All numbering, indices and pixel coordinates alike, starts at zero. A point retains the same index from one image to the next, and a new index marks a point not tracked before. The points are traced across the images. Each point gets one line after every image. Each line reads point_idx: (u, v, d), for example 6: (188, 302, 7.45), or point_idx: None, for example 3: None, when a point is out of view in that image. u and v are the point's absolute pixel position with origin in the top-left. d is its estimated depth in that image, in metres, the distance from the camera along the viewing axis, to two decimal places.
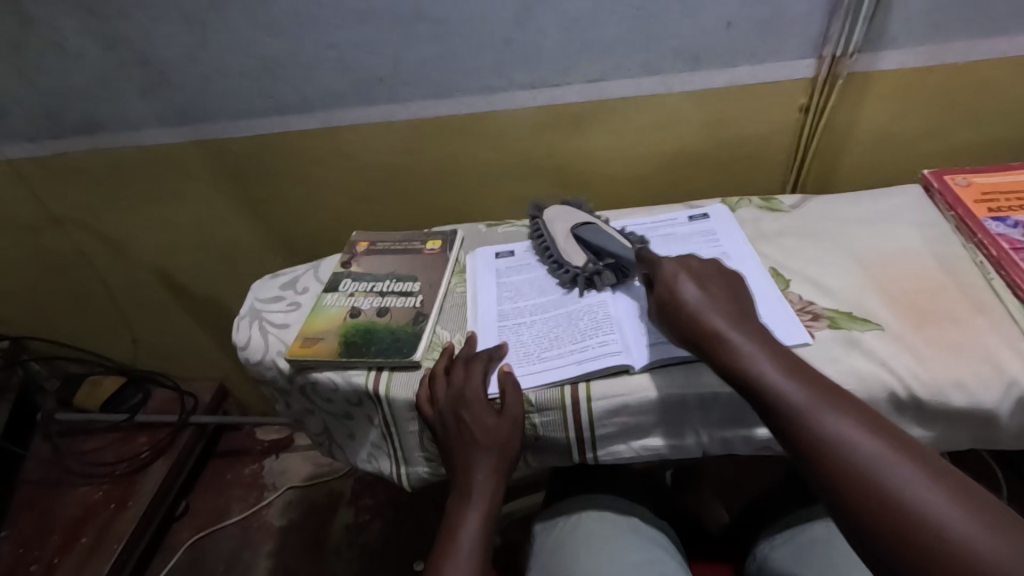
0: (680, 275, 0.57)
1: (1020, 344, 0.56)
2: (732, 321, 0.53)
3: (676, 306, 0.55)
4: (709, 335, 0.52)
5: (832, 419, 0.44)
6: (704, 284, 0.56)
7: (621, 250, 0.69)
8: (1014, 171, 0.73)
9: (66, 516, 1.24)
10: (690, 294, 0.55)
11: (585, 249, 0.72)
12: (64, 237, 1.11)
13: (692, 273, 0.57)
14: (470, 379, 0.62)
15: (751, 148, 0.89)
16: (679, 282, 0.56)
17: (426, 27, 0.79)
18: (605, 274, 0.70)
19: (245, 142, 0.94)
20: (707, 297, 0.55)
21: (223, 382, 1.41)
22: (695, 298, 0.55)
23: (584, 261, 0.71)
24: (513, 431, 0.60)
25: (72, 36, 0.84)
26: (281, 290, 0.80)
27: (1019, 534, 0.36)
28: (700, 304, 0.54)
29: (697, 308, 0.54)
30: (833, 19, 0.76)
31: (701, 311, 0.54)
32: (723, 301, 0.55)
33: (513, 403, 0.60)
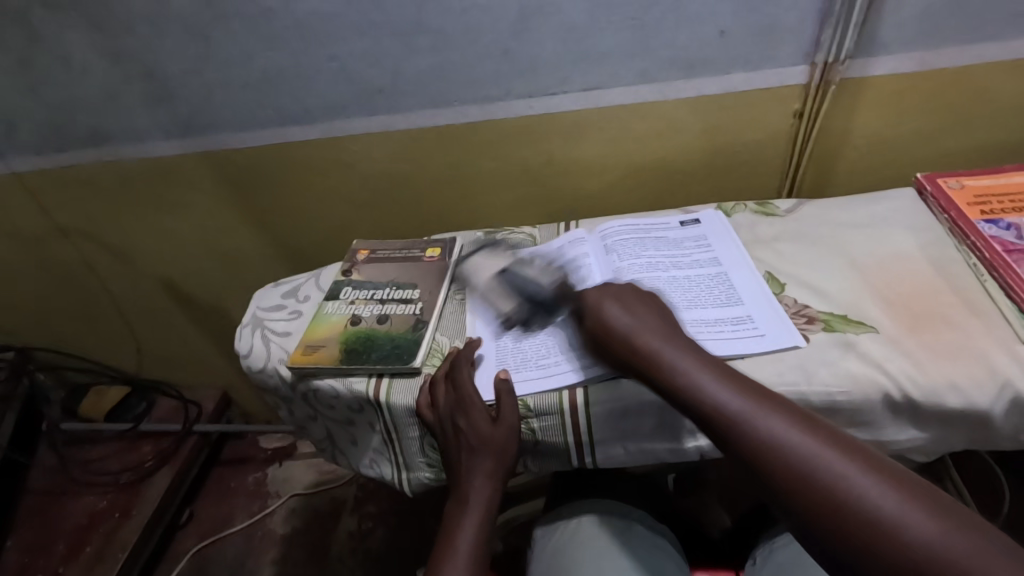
0: (606, 302, 0.58)
1: (1013, 346, 0.57)
2: (664, 339, 0.53)
3: (607, 334, 0.56)
4: (643, 357, 0.53)
5: (769, 420, 0.43)
6: (635, 308, 0.57)
7: (540, 289, 0.69)
8: (1006, 175, 0.74)
9: (71, 525, 1.25)
10: (618, 318, 0.56)
11: (509, 294, 0.72)
12: (69, 248, 1.13)
13: (620, 297, 0.58)
14: (467, 384, 0.62)
15: (747, 154, 0.90)
16: (606, 309, 0.57)
17: (425, 39, 0.81)
18: (535, 319, 0.69)
19: (247, 153, 0.95)
20: (637, 319, 0.55)
21: (226, 390, 1.42)
22: (623, 324, 0.55)
23: (511, 307, 0.71)
24: (509, 438, 0.61)
25: (78, 51, 0.86)
26: (283, 298, 0.81)
27: (960, 521, 0.36)
28: (630, 328, 0.55)
29: (627, 333, 0.55)
30: (824, 26, 0.77)
31: (631, 334, 0.54)
32: (652, 321, 0.55)
33: (509, 412, 0.61)
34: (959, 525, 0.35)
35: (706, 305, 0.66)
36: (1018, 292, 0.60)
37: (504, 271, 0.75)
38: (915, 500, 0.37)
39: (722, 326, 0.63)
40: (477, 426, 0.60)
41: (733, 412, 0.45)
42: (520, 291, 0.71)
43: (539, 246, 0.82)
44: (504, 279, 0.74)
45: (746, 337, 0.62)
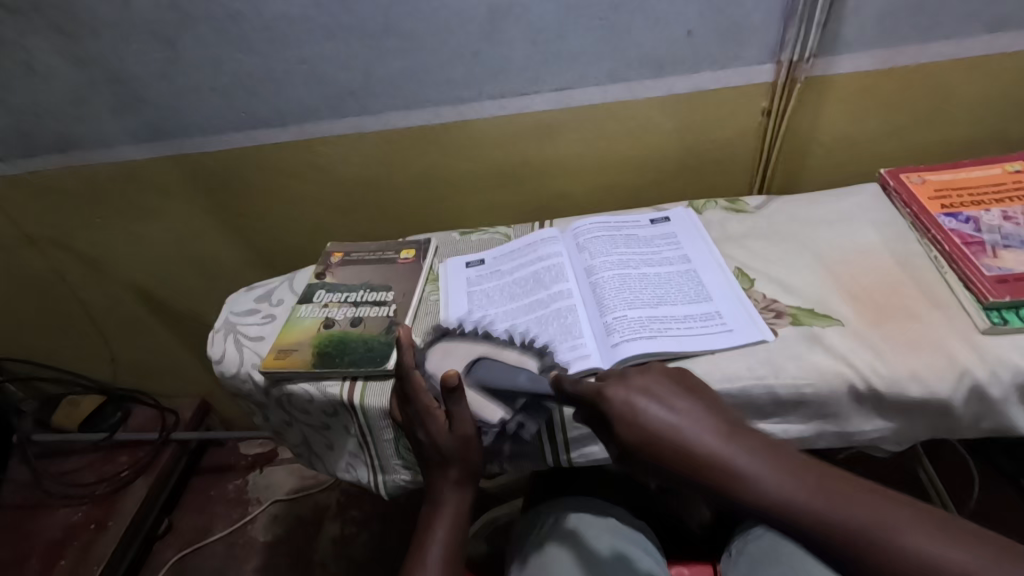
0: (641, 399, 0.54)
1: (972, 336, 0.58)
2: (730, 441, 0.50)
3: (655, 439, 0.52)
4: (708, 465, 0.49)
5: (879, 526, 0.42)
6: (680, 403, 0.53)
7: (534, 385, 0.59)
8: (965, 169, 0.76)
9: (46, 539, 1.22)
10: (660, 417, 0.52)
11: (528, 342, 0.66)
12: (38, 256, 1.10)
13: (652, 387, 0.55)
14: (422, 393, 0.61)
15: (718, 153, 0.91)
16: (642, 410, 0.53)
17: (396, 41, 0.80)
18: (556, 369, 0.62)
19: (219, 157, 0.94)
20: (686, 419, 0.52)
21: (204, 398, 1.40)
22: (677, 424, 0.51)
23: (500, 414, 0.60)
24: (469, 446, 0.61)
25: (41, 54, 0.84)
26: (255, 302, 0.80)
27: None
28: (684, 429, 0.51)
29: (684, 439, 0.50)
30: (788, 25, 0.78)
31: (682, 434, 0.51)
32: (698, 421, 0.51)
33: (464, 423, 0.60)
34: None
35: (678, 302, 0.67)
36: (976, 282, 0.61)
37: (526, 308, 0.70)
38: None
39: (691, 322, 0.64)
40: (436, 436, 0.60)
41: (852, 517, 0.43)
42: (505, 390, 0.60)
43: (512, 244, 0.82)
44: (523, 317, 0.69)
45: (716, 333, 0.62)
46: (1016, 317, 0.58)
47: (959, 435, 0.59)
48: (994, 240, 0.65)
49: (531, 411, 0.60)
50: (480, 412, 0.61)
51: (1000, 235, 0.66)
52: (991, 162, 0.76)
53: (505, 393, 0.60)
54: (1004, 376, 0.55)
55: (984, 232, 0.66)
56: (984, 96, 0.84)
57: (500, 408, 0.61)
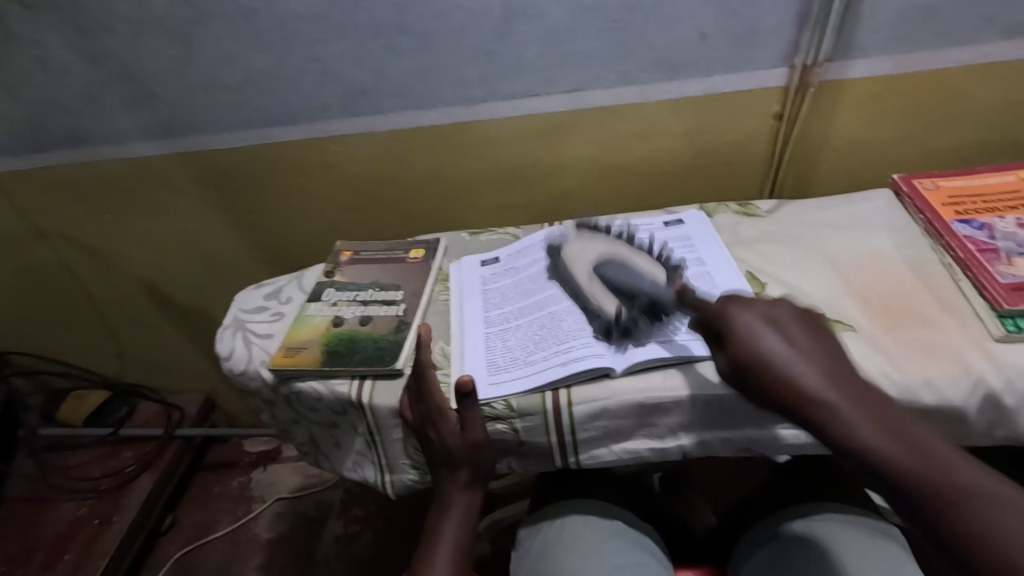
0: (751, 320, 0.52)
1: (986, 343, 0.58)
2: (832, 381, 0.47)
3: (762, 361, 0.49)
4: (808, 400, 0.46)
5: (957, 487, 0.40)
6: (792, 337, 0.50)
7: (655, 289, 0.67)
8: (979, 176, 0.75)
9: (50, 532, 1.23)
10: (770, 347, 0.49)
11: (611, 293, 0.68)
12: (48, 251, 1.11)
13: (769, 321, 0.52)
14: (434, 392, 0.61)
15: (729, 156, 0.91)
16: (758, 336, 0.50)
17: (408, 41, 0.80)
18: (639, 323, 0.65)
19: (230, 154, 0.94)
20: (802, 354, 0.49)
21: (210, 394, 1.41)
22: (790, 354, 0.49)
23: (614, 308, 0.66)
24: (476, 451, 0.61)
25: (55, 49, 0.84)
26: (265, 300, 0.81)
27: None
28: (790, 363, 0.48)
29: (795, 368, 0.48)
30: (801, 29, 0.78)
31: (788, 364, 0.48)
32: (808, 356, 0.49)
33: (473, 423, 0.60)
34: None
35: (689, 305, 0.67)
36: (990, 290, 0.60)
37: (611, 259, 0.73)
38: None
39: None
40: (444, 437, 0.61)
41: (943, 478, 0.41)
42: (625, 288, 0.68)
43: (521, 243, 0.82)
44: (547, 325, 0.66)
45: None
46: None
47: (972, 443, 0.59)
48: (1009, 247, 0.65)
49: (655, 307, 0.65)
50: (600, 303, 0.67)
51: (1014, 242, 0.65)
52: (1005, 169, 0.75)
53: (624, 291, 0.68)
54: (1018, 385, 0.55)
55: (999, 239, 0.66)
56: (998, 102, 0.83)
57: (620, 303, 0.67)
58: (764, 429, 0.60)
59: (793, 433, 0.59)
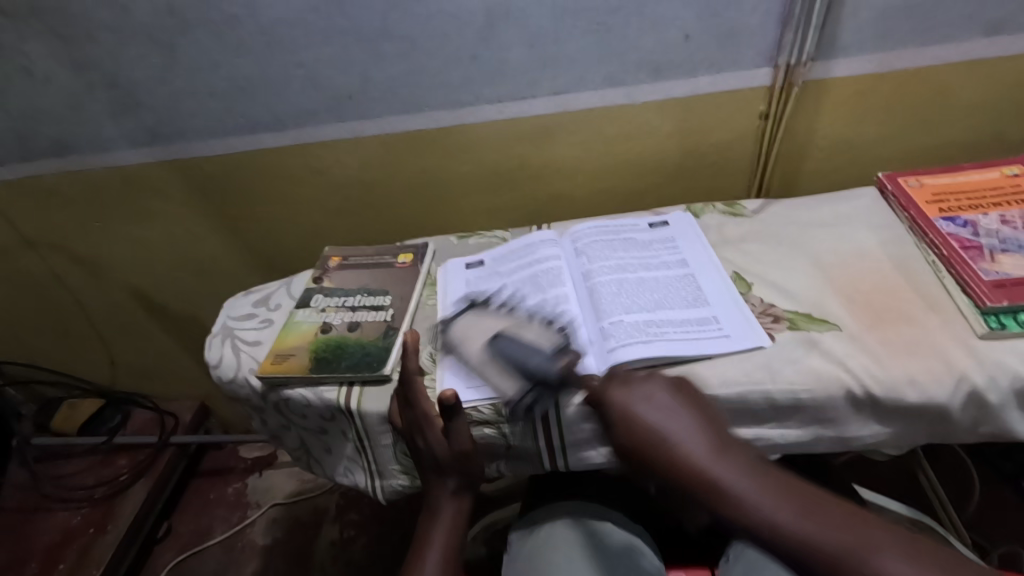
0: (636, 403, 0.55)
1: (970, 340, 0.58)
2: (722, 458, 0.51)
3: (656, 442, 0.53)
4: (699, 480, 0.50)
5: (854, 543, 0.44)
6: (678, 416, 0.54)
7: (542, 364, 0.61)
8: (964, 173, 0.76)
9: (45, 541, 1.22)
10: (658, 425, 0.53)
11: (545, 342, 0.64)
12: (37, 260, 1.11)
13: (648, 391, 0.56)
14: (420, 402, 0.61)
15: (715, 156, 0.91)
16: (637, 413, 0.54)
17: (392, 46, 0.80)
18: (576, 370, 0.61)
19: (217, 160, 0.94)
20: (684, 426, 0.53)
21: (204, 401, 1.41)
22: (679, 432, 0.53)
23: (514, 389, 0.61)
24: (463, 460, 0.61)
25: (40, 58, 0.84)
26: (253, 307, 0.80)
27: None
28: (677, 438, 0.52)
29: (683, 448, 0.52)
30: (785, 29, 0.78)
31: (680, 443, 0.52)
32: (698, 433, 0.53)
33: (460, 434, 0.60)
34: None
35: (675, 306, 0.67)
36: (973, 287, 0.61)
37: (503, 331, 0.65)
38: None
39: (689, 327, 0.64)
40: (432, 446, 0.61)
41: (826, 541, 0.45)
42: (518, 366, 0.62)
43: (508, 246, 0.82)
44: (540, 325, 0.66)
45: (712, 337, 0.62)
46: (1014, 322, 0.58)
47: (958, 440, 0.59)
48: (993, 244, 0.65)
49: (551, 388, 0.60)
50: (498, 383, 0.62)
51: (998, 239, 0.65)
52: (989, 166, 0.76)
53: (517, 365, 0.62)
54: (1002, 381, 0.55)
55: (982, 236, 0.66)
56: (981, 99, 0.84)
57: (518, 384, 0.61)
58: (751, 430, 0.60)
59: (780, 433, 0.59)
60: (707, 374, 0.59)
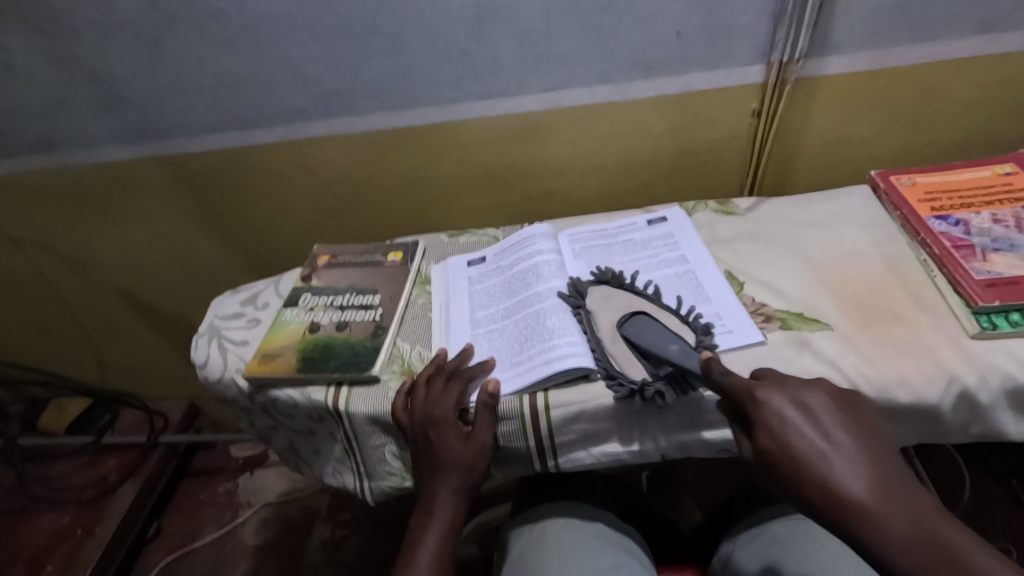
0: (776, 400, 0.48)
1: (962, 340, 0.58)
2: (879, 500, 0.41)
3: (803, 464, 0.44)
4: (835, 509, 0.42)
5: None
6: (830, 428, 0.46)
7: (681, 356, 0.57)
8: (956, 171, 0.75)
9: (32, 543, 1.21)
10: (795, 438, 0.45)
11: (637, 358, 0.61)
12: (22, 258, 1.09)
13: (797, 393, 0.48)
14: (446, 400, 0.60)
15: (708, 154, 0.90)
16: (776, 422, 0.46)
17: (380, 41, 0.79)
18: (667, 393, 0.57)
19: (204, 158, 0.93)
20: (831, 447, 0.44)
21: (194, 400, 1.39)
22: (837, 463, 0.43)
23: (641, 376, 0.59)
24: (480, 454, 0.60)
25: (22, 53, 0.82)
26: (241, 306, 0.79)
27: None
28: (821, 458, 0.43)
29: (839, 492, 0.42)
30: (777, 26, 0.77)
31: (832, 477, 0.43)
32: (867, 476, 0.42)
33: (482, 430, 0.60)
34: None
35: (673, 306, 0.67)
36: (965, 286, 0.60)
37: (641, 316, 0.63)
38: None
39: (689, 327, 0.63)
40: (446, 446, 0.59)
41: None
42: (652, 353, 0.59)
43: (506, 240, 0.81)
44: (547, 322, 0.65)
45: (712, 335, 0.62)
46: (1005, 322, 0.58)
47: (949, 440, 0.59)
48: (984, 243, 0.65)
49: (680, 379, 0.58)
50: (624, 368, 0.60)
51: (990, 238, 0.65)
52: (982, 164, 0.75)
53: (649, 353, 0.59)
54: (993, 382, 0.55)
55: (974, 235, 0.66)
56: (974, 97, 0.83)
57: (647, 369, 0.59)
58: None
59: None
60: None
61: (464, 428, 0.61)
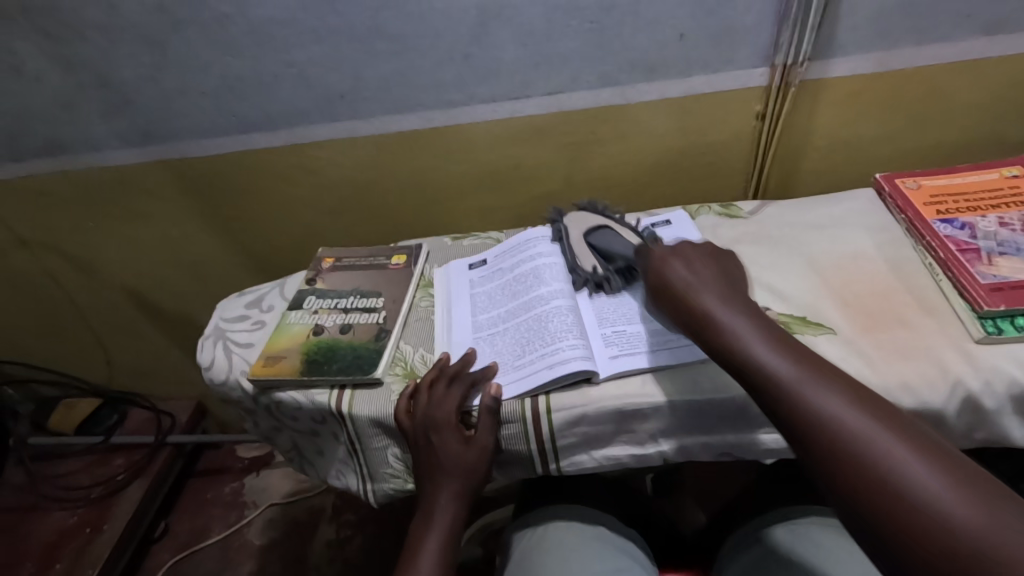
0: (705, 293, 0.54)
1: (966, 344, 0.57)
2: (775, 361, 0.46)
3: (719, 342, 0.51)
4: (700, 318, 0.53)
5: (818, 387, 0.44)
6: (747, 312, 0.52)
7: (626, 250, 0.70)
8: (962, 174, 0.75)
9: (41, 541, 1.22)
10: (682, 276, 0.56)
11: (593, 253, 0.73)
12: (31, 260, 1.10)
13: (699, 253, 0.59)
14: (446, 406, 0.61)
15: (711, 157, 0.90)
16: (670, 266, 0.58)
17: (384, 45, 0.80)
18: (613, 279, 0.70)
19: (210, 161, 0.93)
20: (706, 281, 0.55)
21: (200, 400, 1.40)
22: (747, 334, 0.49)
23: (592, 267, 0.71)
24: (481, 459, 0.60)
25: (30, 57, 0.83)
26: (246, 308, 0.80)
27: (974, 482, 0.37)
28: (694, 285, 0.55)
29: (709, 311, 0.52)
30: (781, 28, 0.77)
31: (703, 300, 0.53)
32: (775, 347, 0.48)
33: (484, 434, 0.60)
34: (969, 477, 0.37)
35: None
36: (970, 290, 0.60)
37: (603, 227, 0.74)
38: (925, 456, 0.38)
39: None
40: (445, 452, 0.59)
41: (863, 453, 0.39)
42: (603, 249, 0.72)
43: (508, 243, 0.81)
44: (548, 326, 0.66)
45: None
46: (1011, 326, 0.57)
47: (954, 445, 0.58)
48: (990, 246, 0.64)
49: (625, 270, 0.71)
50: (578, 258, 0.73)
51: (996, 242, 0.65)
52: (988, 167, 0.75)
53: (602, 250, 0.72)
54: (997, 387, 0.54)
55: (980, 238, 0.65)
56: (981, 99, 0.83)
57: (596, 260, 0.72)
58: (744, 435, 0.59)
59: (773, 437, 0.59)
60: (700, 379, 0.59)
61: (465, 433, 0.61)
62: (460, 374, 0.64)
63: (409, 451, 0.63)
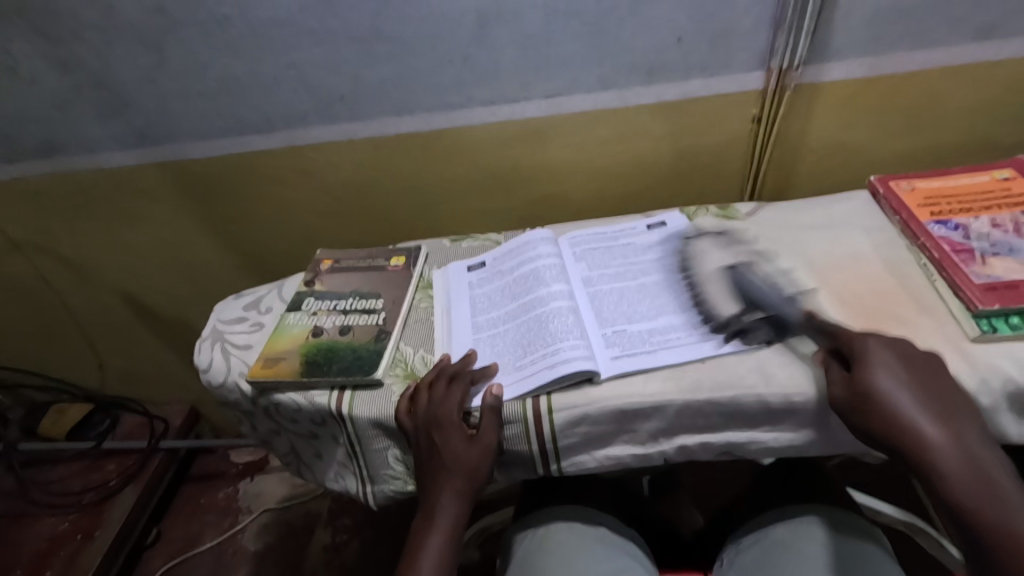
0: (911, 409, 0.49)
1: (961, 343, 0.58)
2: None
3: (899, 431, 0.49)
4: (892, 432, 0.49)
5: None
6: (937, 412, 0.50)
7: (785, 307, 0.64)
8: (955, 176, 0.76)
9: (31, 549, 1.20)
10: (889, 387, 0.51)
11: (734, 296, 0.67)
12: (25, 263, 1.09)
13: (898, 362, 0.53)
14: (448, 402, 0.61)
15: (708, 159, 0.91)
16: (878, 374, 0.52)
17: (384, 47, 0.80)
18: (755, 331, 0.62)
19: (207, 162, 0.93)
20: (910, 394, 0.50)
21: (194, 405, 1.39)
22: (939, 447, 0.47)
23: (734, 310, 0.65)
24: (484, 458, 0.60)
25: (27, 56, 0.83)
26: (243, 310, 0.80)
27: None
28: (893, 396, 0.50)
29: (902, 421, 0.49)
30: (777, 33, 0.78)
31: (900, 410, 0.49)
32: (949, 443, 0.47)
33: (487, 433, 0.60)
34: None
35: (674, 309, 0.67)
36: (965, 290, 0.61)
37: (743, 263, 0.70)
38: None
39: (692, 329, 0.65)
40: (449, 448, 0.59)
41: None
42: (756, 296, 0.66)
43: (504, 245, 0.82)
44: (549, 328, 0.66)
45: (714, 338, 0.63)
46: (1006, 325, 0.58)
47: None
48: (983, 247, 0.65)
49: (776, 321, 0.63)
50: (716, 304, 0.66)
51: (989, 242, 0.66)
52: (980, 169, 0.76)
53: (751, 297, 0.66)
54: (993, 385, 0.55)
55: (973, 239, 0.66)
56: (972, 103, 0.84)
57: (739, 307, 0.65)
58: (744, 433, 0.60)
59: (773, 436, 0.59)
60: (699, 378, 0.60)
61: (468, 431, 0.61)
62: (461, 373, 0.64)
63: (411, 450, 0.63)
